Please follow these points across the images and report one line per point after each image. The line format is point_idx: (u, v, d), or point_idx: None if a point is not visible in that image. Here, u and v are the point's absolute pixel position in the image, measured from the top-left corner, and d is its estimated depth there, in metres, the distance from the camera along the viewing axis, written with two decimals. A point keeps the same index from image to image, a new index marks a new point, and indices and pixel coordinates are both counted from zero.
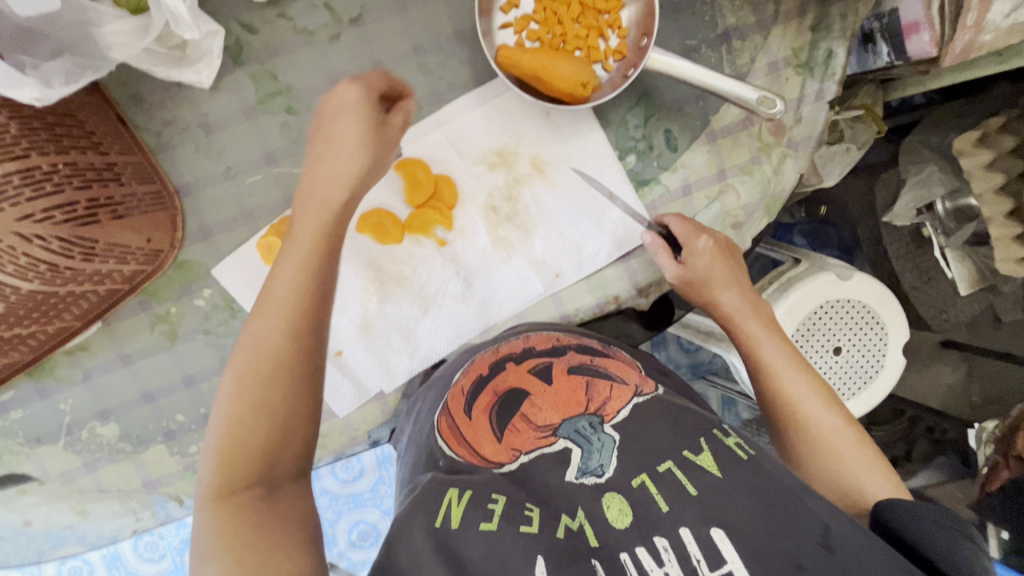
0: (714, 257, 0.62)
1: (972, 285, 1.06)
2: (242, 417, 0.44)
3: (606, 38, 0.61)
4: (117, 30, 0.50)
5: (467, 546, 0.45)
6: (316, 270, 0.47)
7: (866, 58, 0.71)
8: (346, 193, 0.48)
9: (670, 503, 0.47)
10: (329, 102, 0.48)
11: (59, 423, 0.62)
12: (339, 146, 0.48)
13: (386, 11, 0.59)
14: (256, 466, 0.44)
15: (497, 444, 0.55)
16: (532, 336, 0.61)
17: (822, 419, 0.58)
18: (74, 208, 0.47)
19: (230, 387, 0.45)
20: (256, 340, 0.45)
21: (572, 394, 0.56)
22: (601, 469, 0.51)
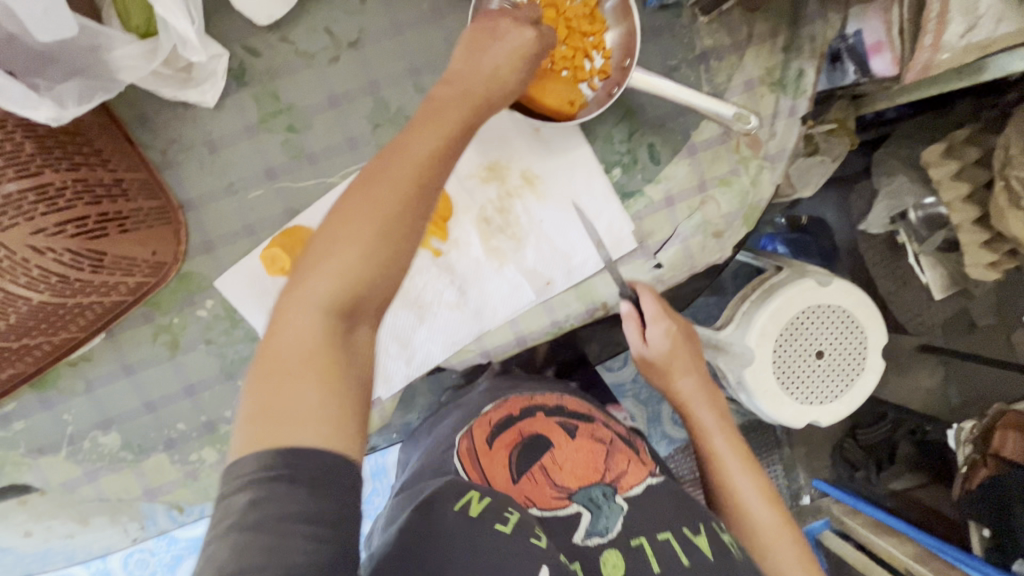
0: (676, 344, 0.73)
1: (946, 290, 1.11)
2: (363, 254, 0.42)
3: (591, 59, 0.65)
4: (127, 54, 0.53)
5: (485, 540, 0.51)
6: (439, 158, 0.46)
7: (835, 74, 0.76)
8: (478, 103, 0.51)
9: (661, 567, 0.55)
10: (480, 25, 0.53)
11: (61, 434, 0.64)
12: (501, 54, 0.52)
13: (383, 35, 0.62)
14: (345, 279, 0.42)
15: (511, 483, 0.63)
16: (566, 398, 0.72)
17: (751, 498, 0.69)
18: (84, 222, 0.50)
19: (348, 198, 0.44)
20: (389, 173, 0.44)
21: (591, 461, 0.64)
22: (605, 530, 0.59)
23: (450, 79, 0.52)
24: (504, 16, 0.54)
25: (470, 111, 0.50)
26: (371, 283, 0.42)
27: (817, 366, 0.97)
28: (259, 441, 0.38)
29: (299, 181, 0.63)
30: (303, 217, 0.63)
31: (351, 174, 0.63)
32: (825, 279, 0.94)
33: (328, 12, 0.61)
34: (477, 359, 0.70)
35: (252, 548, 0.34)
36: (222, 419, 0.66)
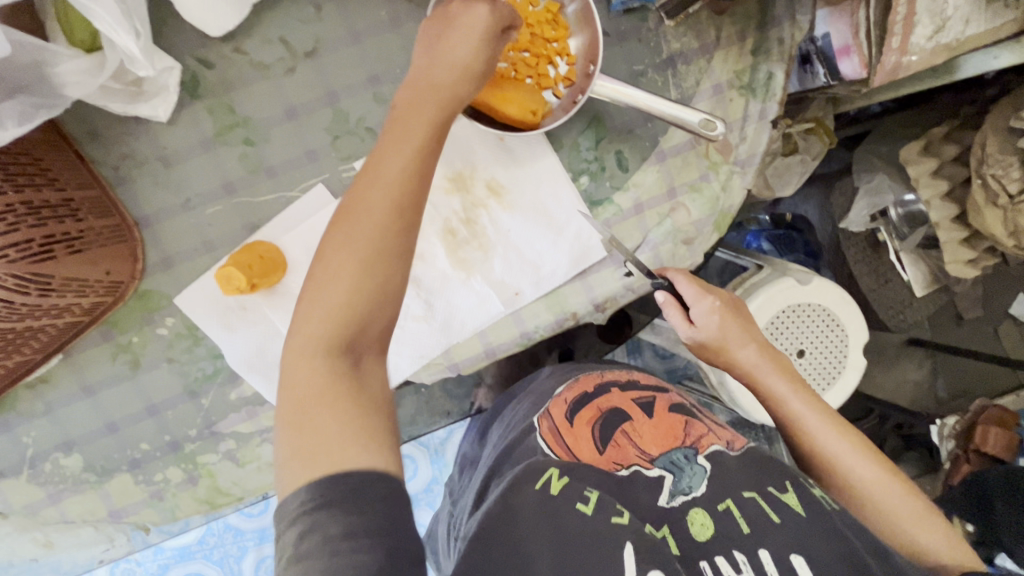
0: (738, 318, 0.66)
1: (928, 287, 1.10)
2: (354, 287, 0.42)
3: (555, 65, 0.64)
4: (71, 69, 0.52)
5: (569, 518, 0.51)
6: (419, 161, 0.44)
7: (805, 77, 0.74)
8: (447, 98, 0.47)
9: (750, 526, 0.52)
10: (447, 10, 0.48)
11: (22, 456, 0.62)
12: (462, 39, 0.47)
13: (341, 44, 0.60)
14: (348, 303, 0.42)
15: (599, 455, 0.59)
16: (636, 374, 0.70)
17: (857, 472, 0.61)
18: (29, 245, 0.47)
19: (337, 213, 0.44)
20: (369, 193, 0.43)
21: (671, 430, 0.61)
22: (690, 488, 0.56)
23: (411, 75, 0.48)
24: (455, 1, 0.49)
25: (451, 89, 0.47)
26: (360, 309, 0.42)
27: (798, 366, 0.97)
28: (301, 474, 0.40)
29: (259, 196, 0.61)
30: (264, 232, 0.62)
31: (310, 188, 0.62)
32: (802, 279, 0.93)
33: (283, 22, 0.59)
34: (447, 372, 0.69)
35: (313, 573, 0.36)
36: (187, 438, 0.65)
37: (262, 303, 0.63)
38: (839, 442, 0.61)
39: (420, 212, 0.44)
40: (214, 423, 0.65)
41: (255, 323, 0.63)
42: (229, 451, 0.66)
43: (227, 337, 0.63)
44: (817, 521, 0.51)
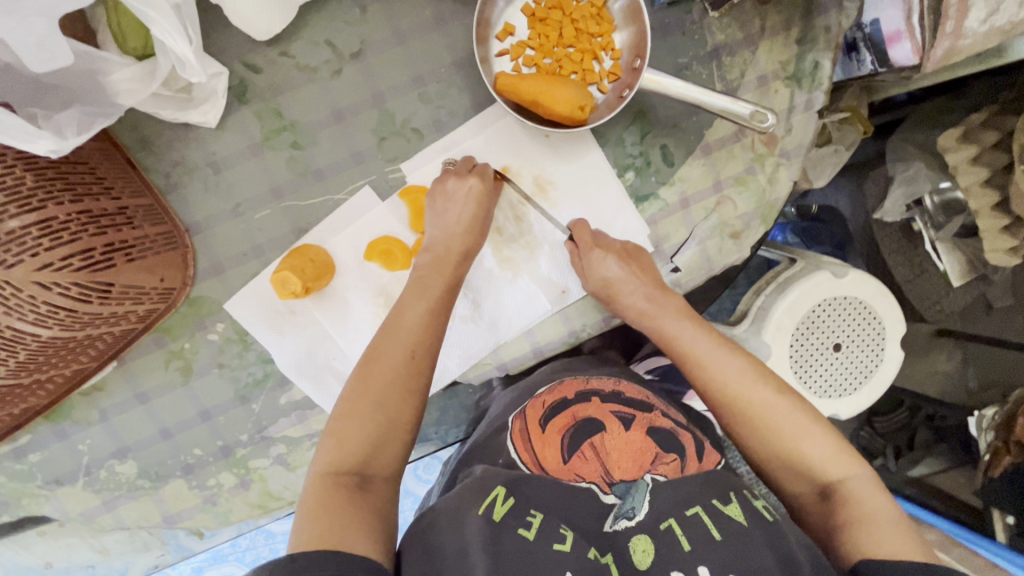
0: (630, 257, 0.64)
1: (964, 276, 1.09)
2: (356, 412, 0.53)
3: (600, 60, 0.63)
4: (125, 77, 0.52)
5: (507, 543, 0.47)
6: (433, 315, 0.58)
7: (851, 65, 0.74)
8: (463, 232, 0.60)
9: (693, 544, 0.47)
10: (439, 179, 0.60)
11: (78, 464, 0.63)
12: (459, 205, 0.60)
13: (385, 44, 0.60)
14: (362, 456, 0.52)
15: (561, 464, 0.62)
16: (624, 382, 0.68)
17: (757, 401, 0.59)
18: (91, 254, 0.48)
19: (354, 385, 0.55)
20: (371, 376, 0.55)
21: (639, 454, 0.62)
22: (632, 512, 0.54)
23: (428, 249, 0.61)
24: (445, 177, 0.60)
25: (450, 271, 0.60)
26: (378, 444, 0.53)
27: (835, 360, 0.96)
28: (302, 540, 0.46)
29: (306, 199, 0.61)
30: (312, 236, 0.62)
31: (358, 190, 0.62)
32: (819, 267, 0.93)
33: (328, 24, 0.59)
34: (494, 372, 0.68)
35: None
36: (239, 443, 0.65)
37: (311, 307, 0.63)
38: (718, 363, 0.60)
39: (425, 365, 0.57)
40: (265, 428, 0.65)
41: (305, 327, 0.63)
42: (279, 455, 0.66)
43: (279, 342, 0.63)
44: (761, 533, 0.47)
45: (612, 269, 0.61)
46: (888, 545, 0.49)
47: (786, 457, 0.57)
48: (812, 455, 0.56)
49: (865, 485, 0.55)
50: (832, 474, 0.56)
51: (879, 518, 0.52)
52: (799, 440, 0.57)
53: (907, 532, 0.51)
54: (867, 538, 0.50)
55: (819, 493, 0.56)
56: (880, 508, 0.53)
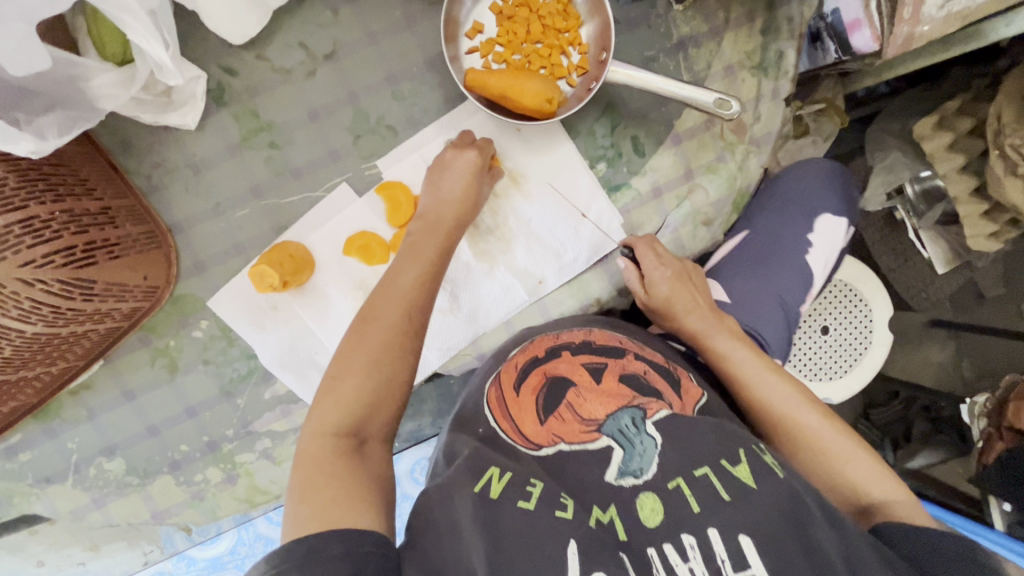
0: (684, 279, 0.65)
1: (949, 263, 1.08)
2: (351, 374, 0.49)
3: (568, 55, 0.65)
4: (104, 83, 0.54)
5: (508, 520, 0.47)
6: (427, 277, 0.55)
7: (816, 55, 0.75)
8: (455, 203, 0.59)
9: (701, 505, 0.48)
10: (441, 155, 0.61)
11: (67, 462, 0.64)
12: (456, 179, 0.59)
13: (358, 45, 0.62)
14: (361, 415, 0.49)
15: (539, 426, 0.57)
16: (594, 331, 0.64)
17: (800, 417, 0.59)
18: (73, 252, 0.49)
19: (348, 344, 0.51)
20: (370, 336, 0.51)
21: (620, 397, 0.57)
22: (640, 470, 0.52)
23: (422, 218, 0.59)
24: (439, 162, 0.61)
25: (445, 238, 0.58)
26: (376, 402, 0.49)
27: (823, 342, 0.97)
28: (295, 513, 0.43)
29: (285, 197, 0.63)
30: (291, 232, 0.63)
31: (335, 186, 0.63)
32: (814, 164, 0.78)
33: (302, 27, 0.61)
34: (474, 362, 0.69)
35: None
36: (225, 438, 0.66)
37: (292, 302, 0.64)
38: (763, 376, 0.61)
39: (420, 326, 0.53)
40: (250, 423, 0.66)
41: (286, 322, 0.65)
42: (265, 450, 0.67)
43: (261, 337, 0.64)
44: (772, 495, 0.48)
45: (656, 284, 0.64)
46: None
47: (832, 474, 0.57)
48: (859, 477, 0.56)
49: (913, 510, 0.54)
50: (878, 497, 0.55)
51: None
52: (847, 462, 0.57)
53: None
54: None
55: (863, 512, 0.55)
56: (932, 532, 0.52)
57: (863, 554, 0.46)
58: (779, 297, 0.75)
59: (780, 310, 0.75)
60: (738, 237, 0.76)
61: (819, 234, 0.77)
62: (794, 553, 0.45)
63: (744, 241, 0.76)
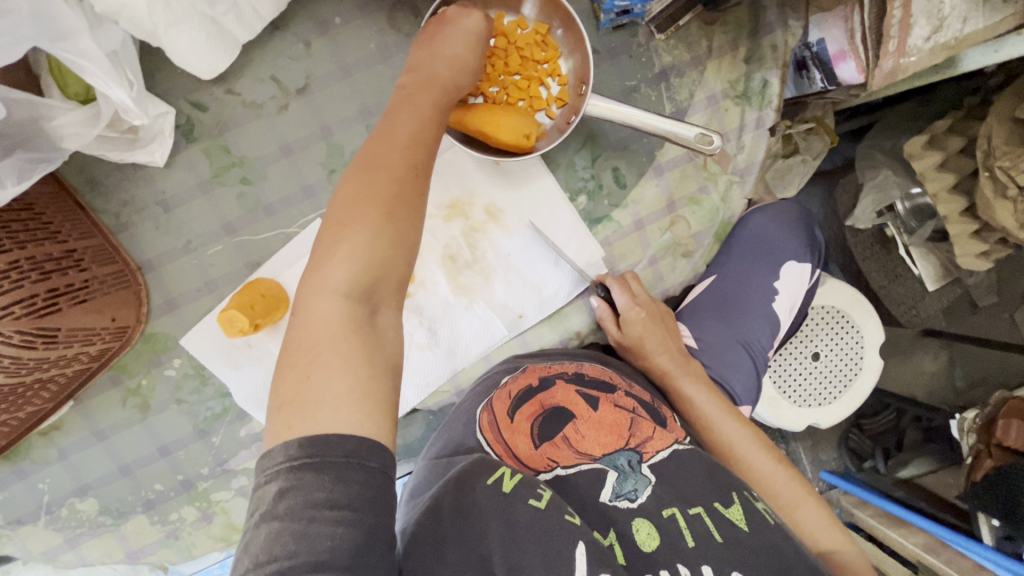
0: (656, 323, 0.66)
1: (939, 279, 1.06)
2: (335, 242, 0.40)
3: (547, 87, 0.64)
4: (67, 122, 0.52)
5: (519, 515, 0.45)
6: (428, 130, 0.45)
7: (802, 83, 0.74)
8: (449, 87, 0.49)
9: (696, 539, 0.47)
10: (437, 15, 0.53)
11: (38, 503, 0.63)
12: (456, 38, 0.50)
13: (331, 78, 0.61)
14: (365, 276, 0.40)
15: (533, 450, 0.56)
16: (586, 365, 0.64)
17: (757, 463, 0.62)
18: (34, 300, 0.47)
19: (346, 190, 0.41)
20: (361, 190, 0.41)
21: (616, 427, 0.57)
22: (634, 493, 0.52)
23: (415, 70, 0.49)
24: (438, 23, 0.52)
25: (442, 97, 0.48)
26: (383, 263, 0.40)
27: (814, 369, 0.96)
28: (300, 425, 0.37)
29: (258, 234, 0.62)
30: (265, 269, 0.62)
31: (310, 222, 0.62)
32: (784, 205, 0.74)
33: (274, 60, 0.60)
34: (453, 398, 0.69)
35: (283, 537, 0.34)
36: (200, 476, 0.65)
37: (266, 340, 0.63)
38: (726, 421, 0.63)
39: (427, 188, 0.44)
40: (226, 461, 0.65)
41: (261, 359, 0.63)
42: (241, 487, 0.66)
43: (235, 375, 0.63)
44: (756, 539, 0.48)
45: (630, 325, 0.63)
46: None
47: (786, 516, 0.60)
48: (811, 527, 0.59)
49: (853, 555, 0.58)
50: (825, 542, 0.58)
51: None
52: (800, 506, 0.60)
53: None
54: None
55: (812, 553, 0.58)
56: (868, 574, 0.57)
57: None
58: (745, 342, 0.72)
59: (747, 357, 0.71)
60: (707, 282, 0.72)
61: (785, 279, 0.73)
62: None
63: (714, 285, 0.72)
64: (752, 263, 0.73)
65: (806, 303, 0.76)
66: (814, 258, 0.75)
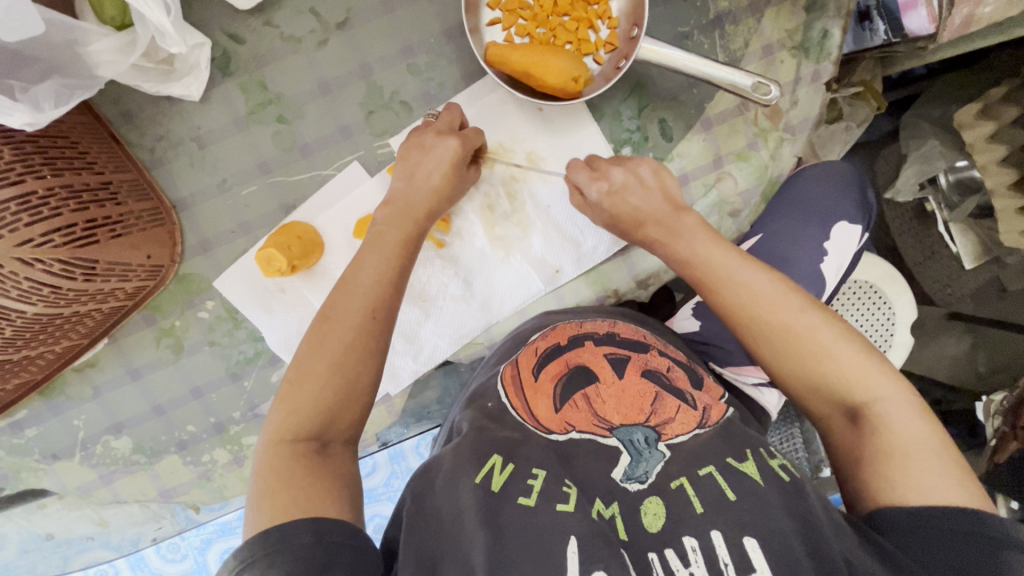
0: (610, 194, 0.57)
1: (977, 258, 0.99)
2: (307, 372, 0.45)
3: (595, 30, 0.61)
4: (103, 48, 0.50)
5: (508, 515, 0.43)
6: (398, 264, 0.51)
7: (862, 36, 0.70)
8: (422, 218, 0.54)
9: (705, 505, 0.44)
10: (413, 141, 0.56)
11: (73, 439, 0.63)
12: (436, 168, 0.55)
13: (372, 13, 0.58)
14: (321, 422, 0.45)
15: (554, 413, 0.52)
16: (619, 323, 0.59)
17: (778, 314, 0.49)
18: (73, 230, 0.46)
19: (310, 343, 0.46)
20: (332, 332, 0.47)
21: (638, 400, 0.52)
22: (644, 476, 0.47)
23: (391, 202, 0.55)
24: (429, 129, 0.56)
25: (415, 228, 0.54)
26: (336, 407, 0.45)
27: None
28: (264, 510, 0.40)
29: (294, 175, 0.60)
30: (300, 213, 0.61)
31: (346, 165, 0.60)
32: (835, 165, 0.71)
33: None
34: (485, 351, 0.68)
35: None
36: (231, 420, 0.65)
37: (300, 285, 0.62)
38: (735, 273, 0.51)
39: (387, 328, 0.49)
40: (257, 406, 0.64)
41: (294, 305, 0.62)
42: None
43: (269, 321, 0.62)
44: (779, 494, 0.45)
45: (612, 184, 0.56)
46: (935, 492, 0.42)
47: (804, 377, 0.49)
48: (851, 378, 0.47)
49: (900, 410, 0.46)
50: (859, 394, 0.47)
51: (917, 448, 0.44)
52: (822, 362, 0.48)
53: (944, 462, 0.44)
54: (895, 471, 0.44)
55: (847, 415, 0.48)
56: (921, 433, 0.45)
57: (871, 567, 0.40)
58: None
59: None
60: (751, 242, 0.71)
61: (834, 241, 0.70)
62: (799, 548, 0.41)
63: (757, 246, 0.70)
64: (799, 224, 0.70)
65: (850, 271, 0.74)
66: (864, 222, 0.72)
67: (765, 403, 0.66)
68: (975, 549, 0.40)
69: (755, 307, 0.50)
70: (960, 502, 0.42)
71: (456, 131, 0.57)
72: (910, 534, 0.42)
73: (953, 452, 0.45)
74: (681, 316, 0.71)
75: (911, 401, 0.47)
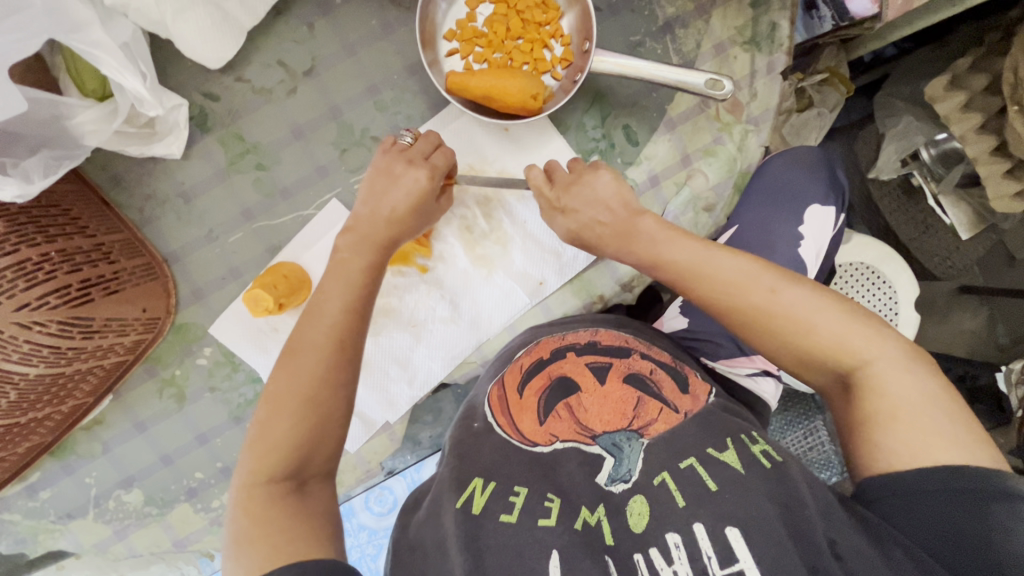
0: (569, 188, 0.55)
1: (974, 228, 0.97)
2: (272, 410, 0.46)
3: (550, 49, 0.63)
4: (87, 119, 0.54)
5: (490, 536, 0.44)
6: (361, 289, 0.52)
7: (811, 24, 0.76)
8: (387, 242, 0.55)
9: (687, 499, 0.45)
10: (377, 167, 0.56)
11: (86, 497, 0.65)
12: (398, 198, 0.55)
13: (336, 58, 0.62)
14: (295, 460, 0.46)
15: (538, 424, 0.53)
16: (600, 331, 0.59)
17: (750, 297, 0.48)
18: (68, 291, 0.49)
19: (273, 385, 0.47)
20: (294, 369, 0.47)
21: (620, 405, 0.53)
22: (629, 473, 0.49)
23: (352, 228, 0.54)
24: (401, 155, 0.56)
25: (375, 255, 0.54)
26: (313, 441, 0.46)
27: None
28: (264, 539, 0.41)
29: (276, 218, 0.63)
30: (286, 253, 0.63)
31: (326, 203, 0.63)
32: (803, 150, 0.72)
33: (279, 45, 0.61)
34: (479, 369, 0.68)
35: None
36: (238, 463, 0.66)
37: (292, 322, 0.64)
38: (701, 265, 0.50)
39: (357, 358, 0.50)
40: None
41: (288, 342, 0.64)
42: None
43: (265, 360, 0.64)
44: (764, 481, 0.45)
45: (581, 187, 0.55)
46: (924, 455, 0.42)
47: (792, 351, 0.48)
48: (836, 342, 0.46)
49: (893, 365, 0.45)
50: (849, 361, 0.46)
51: (904, 408, 0.44)
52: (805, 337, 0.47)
53: (934, 417, 0.43)
54: (878, 433, 0.44)
55: (840, 381, 0.47)
56: (917, 386, 0.44)
57: (854, 543, 0.41)
58: None
59: None
60: (728, 233, 0.72)
61: (809, 223, 0.71)
62: (783, 531, 0.42)
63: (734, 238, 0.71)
64: (771, 213, 0.71)
65: (833, 251, 0.74)
66: (837, 202, 0.72)
67: (760, 391, 0.67)
68: (961, 503, 0.40)
69: (733, 293, 0.48)
70: (955, 462, 0.41)
71: (426, 160, 0.57)
72: (893, 502, 0.43)
73: (958, 407, 0.44)
74: (669, 315, 0.72)
75: (906, 357, 0.46)
